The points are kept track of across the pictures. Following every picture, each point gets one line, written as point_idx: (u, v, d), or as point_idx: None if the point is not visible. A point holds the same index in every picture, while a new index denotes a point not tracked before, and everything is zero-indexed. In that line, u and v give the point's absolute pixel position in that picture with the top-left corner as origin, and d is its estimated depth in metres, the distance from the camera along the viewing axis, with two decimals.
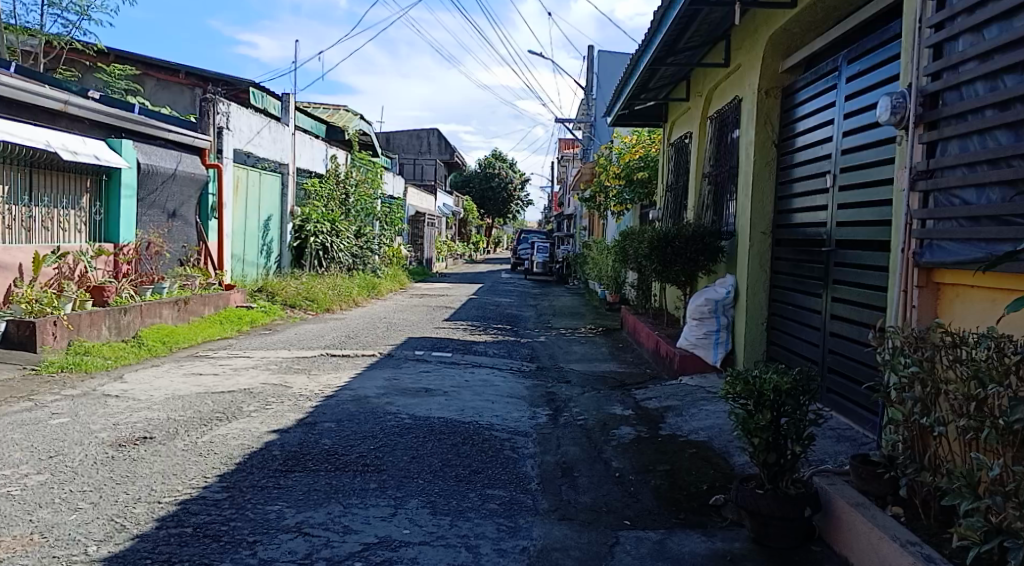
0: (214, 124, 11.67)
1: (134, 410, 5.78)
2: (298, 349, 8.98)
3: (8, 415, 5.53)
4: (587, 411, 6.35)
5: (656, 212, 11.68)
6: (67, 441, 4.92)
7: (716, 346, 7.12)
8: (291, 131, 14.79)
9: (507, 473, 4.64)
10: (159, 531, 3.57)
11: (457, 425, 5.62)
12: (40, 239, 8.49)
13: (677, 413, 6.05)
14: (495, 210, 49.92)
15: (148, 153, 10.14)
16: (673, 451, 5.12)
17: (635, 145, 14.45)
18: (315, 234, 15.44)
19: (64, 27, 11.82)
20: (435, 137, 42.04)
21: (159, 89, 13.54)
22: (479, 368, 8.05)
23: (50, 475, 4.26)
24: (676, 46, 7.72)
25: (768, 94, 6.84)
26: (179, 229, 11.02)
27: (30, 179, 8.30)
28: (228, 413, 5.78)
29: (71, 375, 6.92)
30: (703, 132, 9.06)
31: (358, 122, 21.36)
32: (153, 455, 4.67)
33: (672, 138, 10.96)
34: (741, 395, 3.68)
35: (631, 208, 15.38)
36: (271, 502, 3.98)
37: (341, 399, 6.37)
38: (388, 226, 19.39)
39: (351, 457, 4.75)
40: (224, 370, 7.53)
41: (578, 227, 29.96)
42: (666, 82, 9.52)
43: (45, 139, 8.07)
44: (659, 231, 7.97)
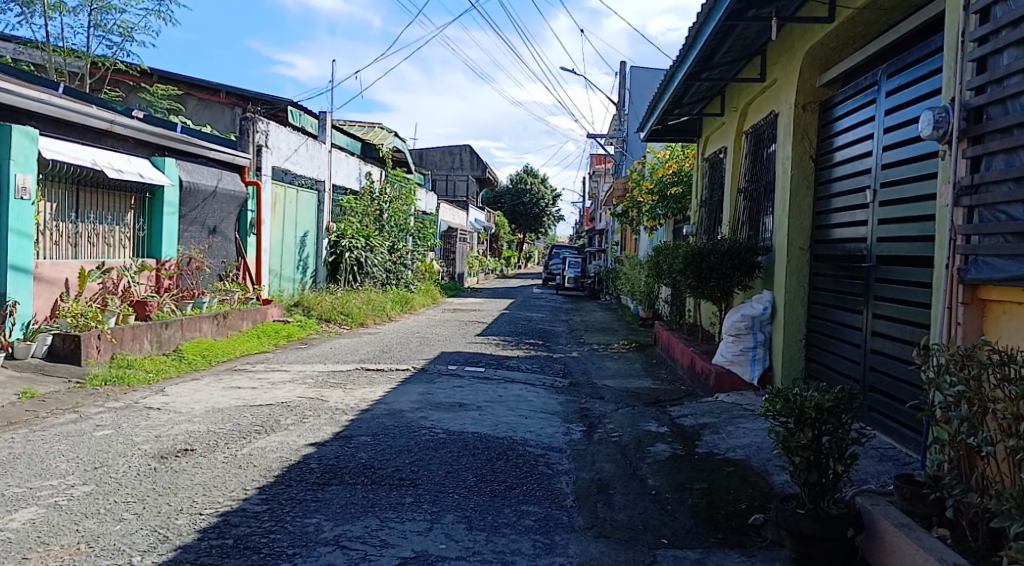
0: (254, 142, 11.91)
1: (175, 422, 5.89)
2: (333, 363, 9.07)
3: (53, 426, 5.66)
4: (622, 428, 6.32)
5: (689, 227, 11.64)
6: (111, 453, 5.03)
7: (754, 362, 7.05)
8: (328, 148, 15.02)
9: (542, 489, 4.62)
10: (201, 542, 3.63)
11: (491, 440, 5.63)
12: (87, 254, 8.71)
13: (714, 430, 5.98)
14: (526, 226, 50.03)
15: (191, 171, 10.39)
16: (710, 469, 5.06)
17: (668, 160, 14.39)
18: (350, 249, 15.68)
19: (109, 49, 12.21)
20: (468, 153, 42.34)
21: (201, 108, 13.83)
22: (512, 384, 8.04)
23: (96, 486, 4.35)
24: (710, 61, 7.71)
25: (806, 108, 6.78)
26: (219, 245, 11.24)
27: (77, 198, 8.52)
28: (267, 426, 5.86)
29: (115, 388, 7.07)
30: (739, 147, 8.98)
31: (393, 139, 21.57)
32: (194, 467, 4.74)
33: (705, 153, 10.92)
34: (781, 413, 3.62)
35: (664, 223, 15.31)
36: (309, 514, 4.02)
37: (376, 413, 6.42)
38: (421, 242, 19.60)
39: (387, 471, 4.78)
40: (262, 384, 7.63)
41: (609, 242, 29.89)
42: (701, 97, 9.49)
43: (92, 157, 8.34)
44: (694, 246, 7.93)
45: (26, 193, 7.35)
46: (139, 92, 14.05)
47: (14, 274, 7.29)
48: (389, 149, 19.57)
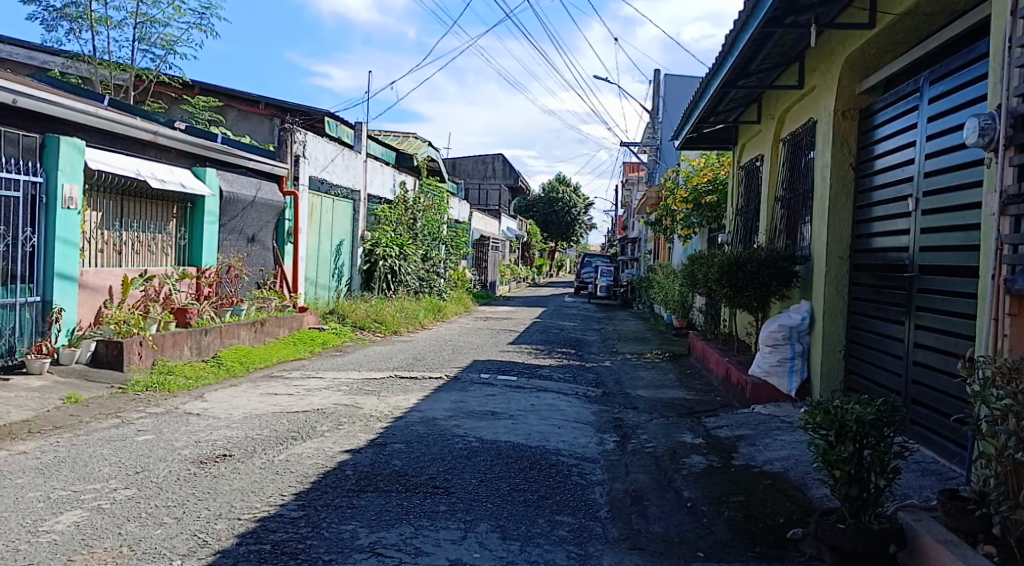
0: (291, 152, 12.10)
1: (214, 428, 5.98)
2: (368, 371, 9.15)
3: (97, 431, 5.79)
4: (656, 438, 6.26)
5: (724, 235, 11.53)
6: (153, 457, 5.12)
7: (791, 373, 6.95)
8: (363, 158, 15.20)
9: (576, 500, 4.59)
10: (239, 548, 3.67)
11: (525, 450, 5.62)
12: (130, 262, 8.90)
13: (750, 442, 5.90)
14: (558, 234, 49.98)
15: (231, 181, 10.59)
16: (747, 482, 4.99)
17: (703, 168, 14.26)
18: (384, 258, 15.84)
19: (152, 61, 12.50)
20: (500, 162, 42.46)
21: (240, 119, 14.08)
22: (545, 393, 8.01)
23: (137, 491, 4.43)
24: (747, 68, 7.65)
25: (845, 115, 6.68)
26: (257, 254, 11.43)
27: (121, 207, 8.71)
28: (303, 432, 5.93)
29: (155, 394, 7.21)
30: (776, 154, 8.89)
31: (426, 149, 21.74)
32: (233, 473, 4.82)
33: (742, 160, 10.82)
34: (821, 425, 3.55)
35: (699, 232, 15.18)
36: (345, 521, 4.05)
37: (410, 420, 6.45)
38: (453, 250, 19.69)
39: (420, 479, 4.80)
40: (298, 390, 7.72)
41: (642, 250, 29.71)
42: (736, 105, 9.42)
43: (135, 167, 8.55)
44: (730, 255, 7.86)
45: (72, 203, 7.54)
46: (180, 104, 14.35)
47: (60, 282, 7.48)
48: (423, 158, 19.73)
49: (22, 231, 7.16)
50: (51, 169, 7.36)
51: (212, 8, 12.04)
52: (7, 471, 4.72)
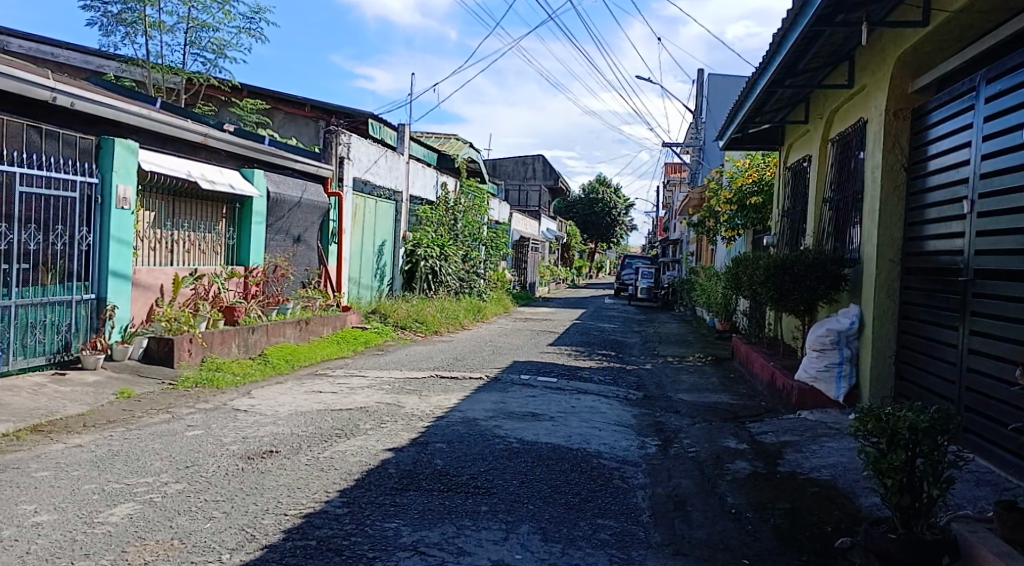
0: (336, 154, 12.28)
1: (261, 424, 6.10)
2: (409, 370, 9.22)
3: (148, 426, 5.94)
4: (699, 443, 6.20)
5: (770, 237, 11.34)
6: (202, 452, 5.24)
7: (839, 379, 6.80)
8: (405, 159, 15.34)
9: (618, 503, 4.57)
10: (286, 543, 3.73)
11: (565, 452, 5.60)
12: (182, 261, 9.13)
13: (796, 449, 5.80)
14: (598, 235, 49.75)
15: (278, 183, 10.77)
16: (794, 489, 4.91)
17: (748, 168, 14.05)
18: (425, 258, 15.97)
19: (203, 65, 12.78)
20: (541, 163, 42.44)
21: (287, 121, 14.32)
22: (586, 395, 7.98)
23: (187, 485, 4.54)
24: (796, 67, 7.53)
25: (897, 115, 6.53)
26: (302, 254, 11.60)
27: (173, 207, 8.92)
28: (347, 430, 6.00)
29: (204, 390, 7.38)
30: (824, 155, 8.72)
31: (467, 150, 21.83)
32: (279, 469, 4.90)
33: (788, 161, 10.63)
34: (873, 433, 3.49)
35: (743, 234, 14.95)
36: (388, 519, 4.09)
37: (452, 420, 6.48)
38: (493, 251, 19.77)
39: (462, 479, 4.82)
40: (342, 389, 7.81)
41: (684, 252, 29.41)
42: (783, 104, 9.27)
43: (187, 168, 8.76)
44: (776, 258, 7.74)
45: (126, 204, 7.75)
46: (230, 107, 14.64)
47: (114, 280, 7.69)
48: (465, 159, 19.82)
49: (79, 231, 7.37)
50: (106, 170, 7.57)
51: (261, 12, 12.25)
52: (64, 464, 4.88)
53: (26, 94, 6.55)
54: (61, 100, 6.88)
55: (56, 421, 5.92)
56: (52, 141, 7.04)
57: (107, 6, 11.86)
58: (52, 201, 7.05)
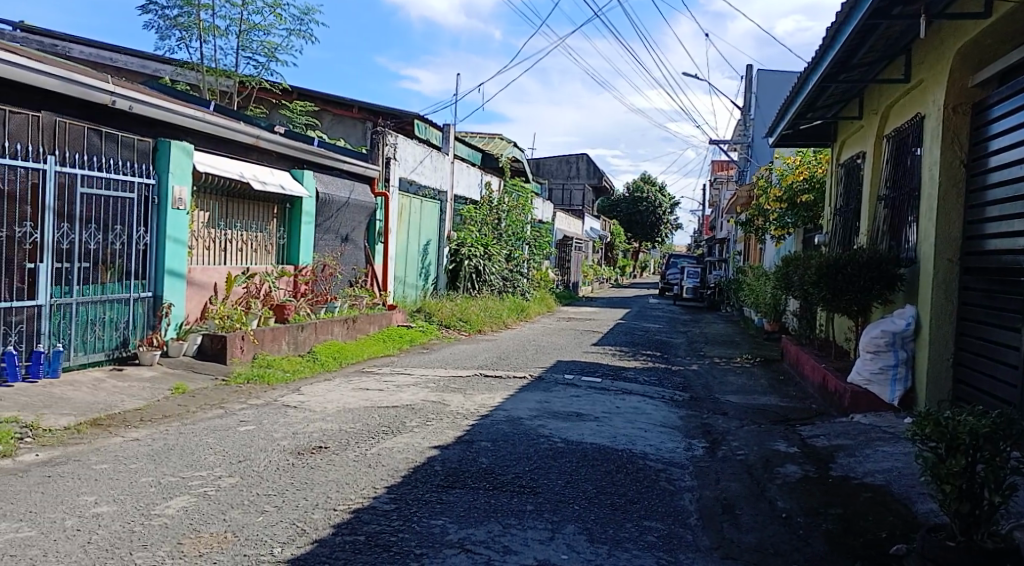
0: (383, 154, 12.43)
1: (310, 420, 6.20)
2: (454, 368, 9.28)
3: (202, 421, 6.09)
4: (748, 446, 6.10)
5: (821, 236, 11.11)
6: (254, 447, 5.35)
7: (894, 382, 6.64)
8: (450, 159, 15.43)
9: (664, 506, 4.52)
10: (335, 537, 3.79)
11: (611, 452, 5.57)
12: (234, 260, 9.34)
13: (849, 453, 5.67)
14: (643, 234, 49.36)
15: (326, 183, 10.94)
16: (846, 494, 4.80)
17: (799, 166, 13.79)
18: (469, 257, 16.06)
19: (255, 68, 13.04)
20: (585, 162, 42.27)
21: (335, 123, 14.54)
22: (631, 396, 7.92)
23: (240, 479, 4.64)
24: (850, 62, 7.36)
25: (956, 111, 6.34)
26: (350, 253, 11.76)
27: (226, 207, 9.12)
28: (394, 427, 6.06)
29: (256, 386, 7.53)
30: (879, 152, 8.51)
31: (512, 150, 21.86)
32: (328, 464, 4.98)
33: (841, 158, 10.39)
34: (931, 437, 3.39)
35: (793, 233, 14.67)
36: (435, 516, 4.12)
37: (496, 419, 6.50)
38: (537, 251, 19.76)
39: (508, 478, 4.83)
40: (388, 386, 7.90)
41: (731, 251, 28.99)
42: (836, 100, 9.08)
43: (239, 170, 8.95)
44: (829, 257, 7.57)
45: (182, 204, 7.96)
46: (280, 109, 14.91)
47: (170, 278, 7.91)
48: (509, 159, 19.85)
49: (137, 231, 7.59)
50: (163, 172, 7.78)
51: (311, 14, 12.45)
52: (122, 456, 5.03)
53: (88, 97, 6.79)
54: (120, 103, 7.11)
55: (114, 415, 6.10)
56: (112, 143, 7.26)
57: (164, 10, 12.18)
58: (112, 201, 7.28)
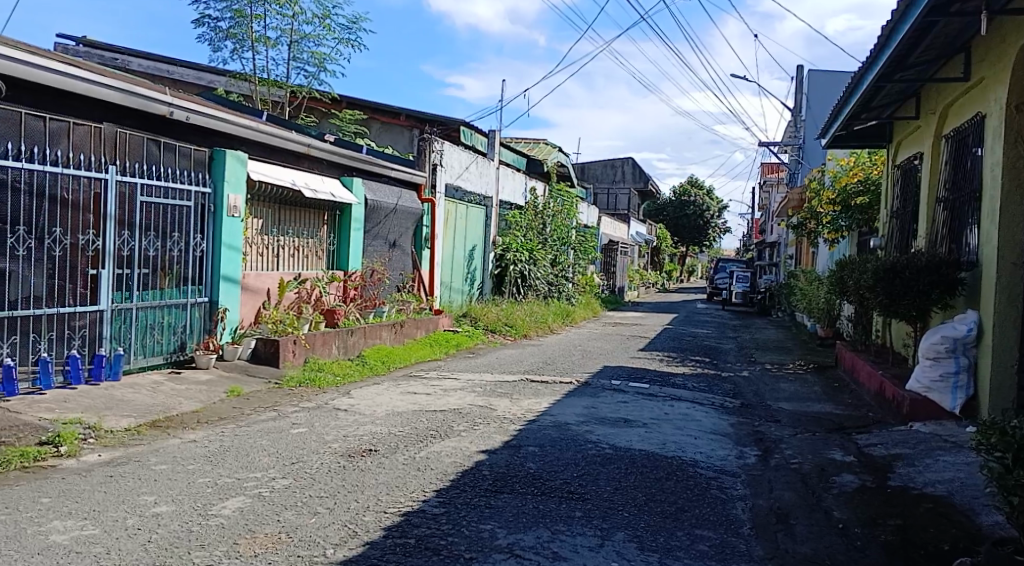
0: (429, 161, 12.55)
1: (360, 423, 6.29)
2: (500, 373, 9.30)
3: (257, 423, 6.22)
4: (802, 454, 5.97)
5: (877, 239, 10.84)
6: (306, 449, 5.45)
7: (955, 390, 6.44)
8: (496, 165, 15.50)
9: (716, 514, 4.45)
10: (386, 540, 3.83)
11: (660, 459, 5.52)
12: (287, 266, 9.53)
13: (909, 462, 5.51)
14: (690, 238, 48.81)
15: (375, 190, 11.08)
16: (905, 505, 4.66)
17: (853, 167, 13.48)
18: (515, 262, 16.11)
19: (305, 78, 13.30)
20: (630, 166, 41.99)
21: (383, 131, 14.75)
22: (680, 402, 7.83)
23: (293, 480, 4.73)
24: (906, 61, 7.18)
25: (1019, 109, 6.13)
26: (398, 258, 11.89)
27: (278, 215, 9.31)
28: (441, 431, 6.11)
29: (308, 389, 7.67)
30: (938, 152, 8.27)
31: (557, 154, 21.87)
32: (378, 467, 5.04)
33: (897, 160, 10.14)
34: (997, 447, 3.29)
35: (847, 236, 14.34)
36: (484, 520, 4.13)
37: (543, 424, 6.49)
38: (583, 255, 19.70)
39: (556, 483, 4.82)
40: (436, 390, 7.95)
41: (783, 255, 28.45)
42: (892, 99, 8.86)
43: (291, 178, 9.13)
44: (885, 261, 7.38)
45: (237, 212, 8.16)
46: (330, 118, 15.17)
47: (225, 284, 8.11)
48: (554, 164, 19.85)
49: (194, 238, 7.79)
50: (219, 181, 7.98)
51: (359, 23, 12.66)
52: (180, 457, 5.17)
53: (147, 109, 7.02)
54: (178, 114, 7.33)
55: (173, 417, 6.28)
56: (169, 153, 7.48)
57: (218, 22, 12.51)
58: (170, 209, 7.48)
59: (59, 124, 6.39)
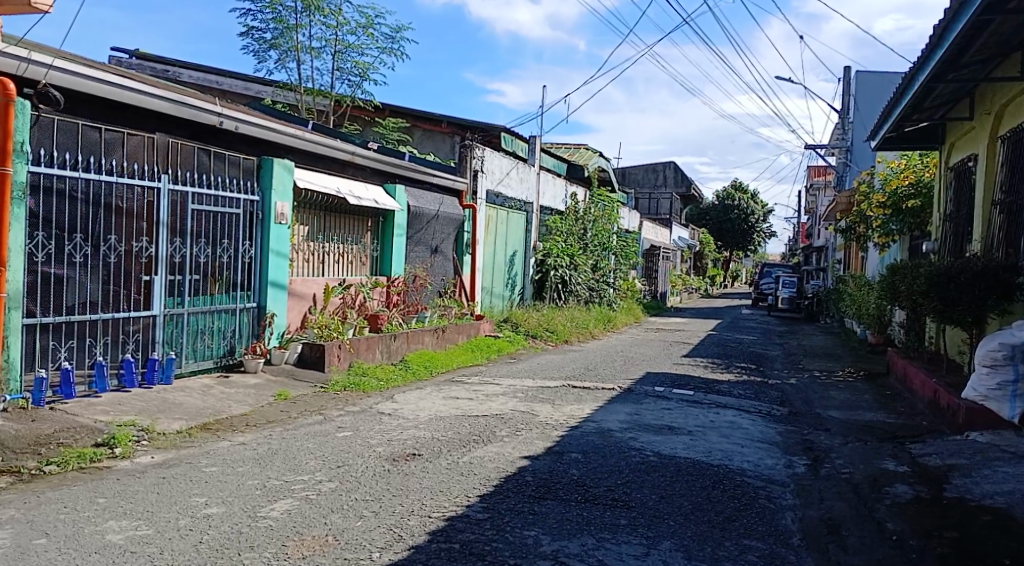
0: (471, 167, 12.62)
1: (403, 428, 6.33)
2: (542, 378, 9.29)
3: (303, 426, 6.31)
4: (853, 464, 5.83)
5: (930, 244, 10.54)
6: (352, 453, 5.51)
7: (1013, 399, 6.23)
8: (537, 170, 15.51)
9: (765, 524, 4.37)
10: (430, 545, 3.84)
11: (706, 467, 5.44)
12: (331, 271, 9.66)
13: (965, 473, 5.35)
14: (734, 243, 48.14)
15: (417, 196, 11.17)
16: (962, 517, 4.53)
17: (904, 169, 13.15)
18: (555, 267, 16.09)
19: (349, 87, 13.49)
20: (672, 170, 41.58)
21: (425, 138, 14.87)
22: (725, 410, 7.71)
23: (339, 483, 4.78)
24: (960, 61, 7.00)
25: None
26: (439, 264, 11.96)
27: (324, 222, 9.45)
28: (484, 436, 6.12)
29: (352, 394, 7.75)
30: (994, 153, 8.04)
31: (598, 159, 21.79)
32: (421, 471, 5.07)
33: (951, 161, 9.87)
34: None
35: (898, 240, 13.99)
36: (527, 527, 4.12)
37: (586, 430, 6.46)
38: (624, 260, 19.57)
39: (600, 490, 4.79)
40: (478, 395, 7.97)
41: (831, 260, 27.86)
42: (944, 100, 8.64)
43: (336, 186, 9.26)
44: (939, 266, 7.18)
45: (284, 219, 8.31)
46: (373, 125, 15.34)
47: (272, 290, 8.26)
48: (596, 169, 19.77)
49: (243, 244, 7.95)
50: (267, 189, 8.13)
51: (401, 32, 12.80)
52: (230, 460, 5.27)
53: (197, 119, 7.21)
54: (227, 124, 7.51)
55: (222, 420, 6.40)
56: (219, 162, 7.65)
57: (263, 33, 12.77)
58: (220, 217, 7.65)
59: (114, 134, 6.58)
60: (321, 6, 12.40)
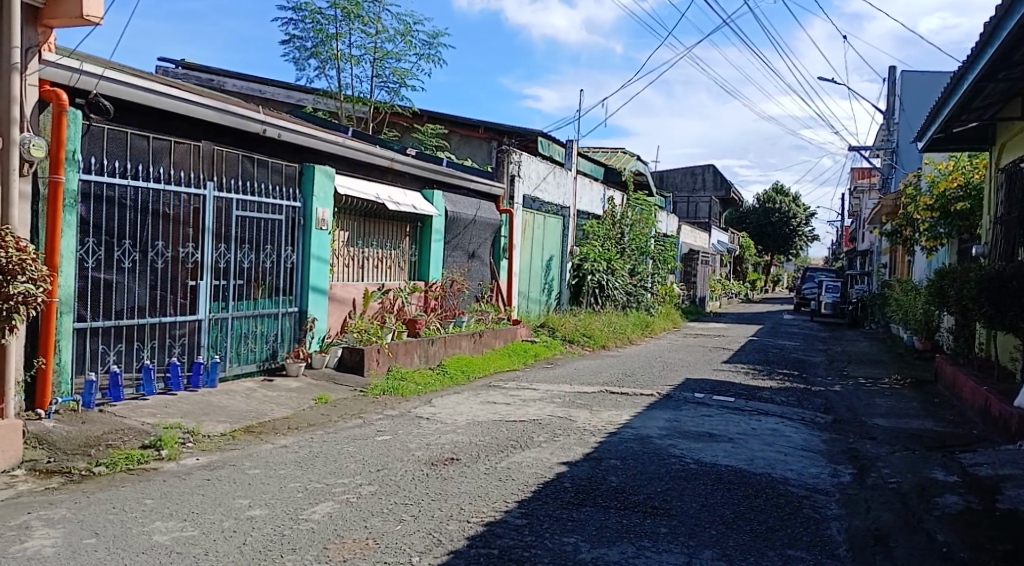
0: (508, 172, 12.64)
1: (441, 432, 6.35)
2: (580, 384, 9.25)
3: (343, 430, 6.38)
4: (900, 473, 5.69)
5: (979, 247, 10.26)
6: (391, 457, 5.54)
7: None
8: (574, 175, 15.47)
9: (810, 535, 4.28)
10: (470, 550, 3.85)
11: (748, 475, 5.36)
12: (370, 276, 9.75)
13: (1018, 484, 5.18)
14: (774, 247, 47.42)
15: (455, 202, 11.23)
16: (1015, 529, 4.39)
17: (952, 171, 12.82)
18: (592, 272, 16.03)
19: (388, 93, 13.62)
20: (711, 173, 41.13)
21: (462, 143, 14.93)
22: (767, 417, 7.58)
23: (379, 487, 4.81)
24: (1011, 59, 6.80)
25: None
26: (477, 269, 12.00)
27: (363, 227, 9.55)
28: (522, 441, 6.11)
29: (391, 397, 7.82)
30: None
31: (635, 163, 21.65)
32: (460, 476, 5.08)
33: (1001, 163, 9.59)
34: None
35: (947, 244, 13.64)
36: (567, 533, 4.10)
37: (625, 437, 6.41)
38: (662, 265, 19.40)
39: (639, 498, 4.74)
40: (515, 400, 7.96)
41: (877, 263, 27.25)
42: (994, 100, 8.42)
43: (375, 191, 9.34)
44: (990, 270, 6.97)
45: (324, 225, 8.43)
46: (411, 132, 15.46)
47: (313, 294, 8.37)
48: (633, 173, 19.65)
49: (284, 249, 8.07)
50: (308, 195, 8.26)
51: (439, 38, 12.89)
52: (272, 462, 5.34)
53: (241, 127, 7.35)
54: (270, 131, 7.65)
55: (265, 423, 6.50)
56: (262, 169, 7.80)
57: (304, 42, 12.97)
58: (263, 223, 7.78)
59: (161, 142, 6.73)
60: (360, 14, 12.56)
